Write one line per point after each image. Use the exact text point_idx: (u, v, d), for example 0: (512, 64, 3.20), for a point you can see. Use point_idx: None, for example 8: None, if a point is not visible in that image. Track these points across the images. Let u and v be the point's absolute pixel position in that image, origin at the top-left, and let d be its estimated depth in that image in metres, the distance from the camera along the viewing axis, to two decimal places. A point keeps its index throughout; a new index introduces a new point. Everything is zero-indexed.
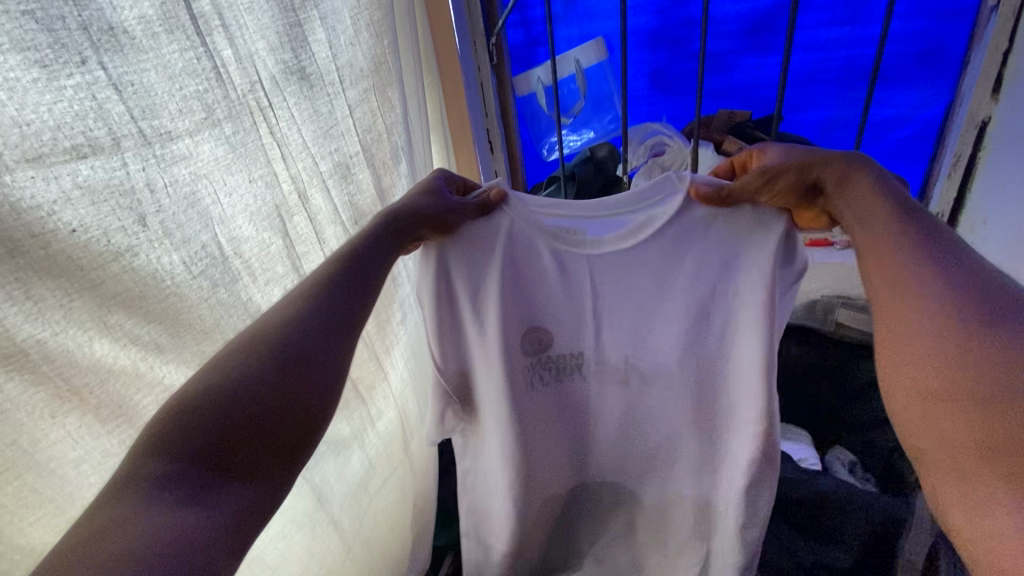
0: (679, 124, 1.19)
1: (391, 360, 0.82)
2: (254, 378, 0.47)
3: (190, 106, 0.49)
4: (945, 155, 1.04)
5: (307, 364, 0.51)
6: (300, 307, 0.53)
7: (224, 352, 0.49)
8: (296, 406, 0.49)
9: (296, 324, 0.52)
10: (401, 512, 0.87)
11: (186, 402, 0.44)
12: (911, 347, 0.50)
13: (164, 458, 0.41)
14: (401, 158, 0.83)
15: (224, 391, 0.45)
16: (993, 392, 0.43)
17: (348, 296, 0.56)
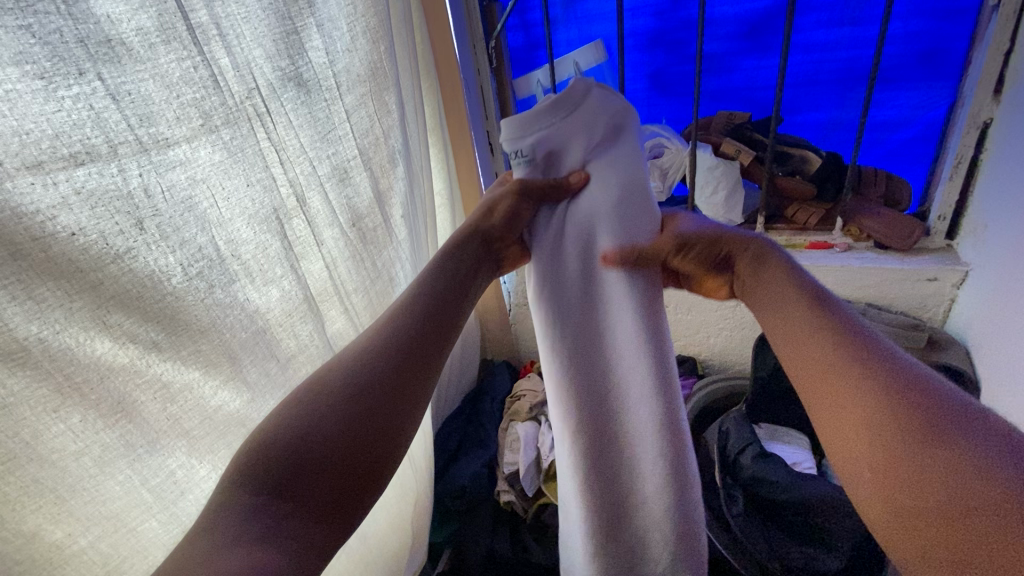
0: (678, 126, 1.20)
1: None
2: (324, 412, 0.46)
3: (187, 113, 0.51)
4: (946, 158, 1.02)
5: (381, 386, 0.50)
6: (372, 335, 0.54)
7: (302, 387, 0.49)
8: (377, 425, 0.48)
9: (367, 355, 0.52)
10: (398, 510, 0.89)
11: (267, 440, 0.44)
12: (834, 420, 0.44)
13: (247, 490, 0.41)
14: (398, 160, 0.84)
15: (304, 417, 0.46)
16: (918, 436, 0.38)
17: (423, 331, 0.56)
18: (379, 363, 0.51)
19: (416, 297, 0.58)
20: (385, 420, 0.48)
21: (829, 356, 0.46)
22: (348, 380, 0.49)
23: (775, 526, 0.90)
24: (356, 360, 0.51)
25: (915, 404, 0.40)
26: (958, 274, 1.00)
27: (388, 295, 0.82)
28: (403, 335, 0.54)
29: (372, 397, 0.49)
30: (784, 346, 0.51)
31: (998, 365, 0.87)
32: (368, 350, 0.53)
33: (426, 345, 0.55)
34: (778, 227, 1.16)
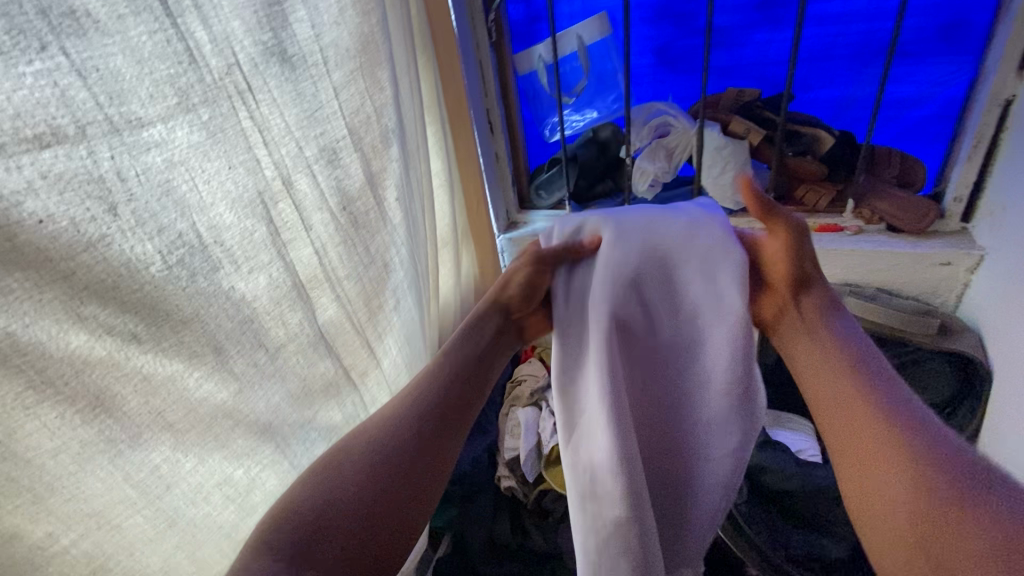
0: (685, 103, 1.16)
1: (383, 347, 0.81)
2: (345, 484, 0.54)
3: (161, 91, 0.48)
4: (964, 139, 0.96)
5: (397, 471, 0.57)
6: (394, 410, 0.61)
7: (323, 459, 0.56)
8: (393, 515, 0.55)
9: (386, 432, 0.58)
10: None
11: (290, 508, 0.52)
12: (872, 495, 0.53)
13: (268, 554, 0.48)
14: (391, 140, 0.80)
15: (322, 495, 0.53)
16: (952, 507, 0.47)
17: (437, 407, 0.61)
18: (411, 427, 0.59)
19: (436, 372, 0.64)
20: (396, 501, 0.55)
21: (867, 437, 0.55)
22: (371, 448, 0.57)
23: (777, 513, 0.89)
24: (381, 429, 0.59)
25: (949, 486, 0.48)
26: (973, 257, 0.96)
27: (383, 281, 0.79)
28: (418, 414, 0.60)
29: (393, 475, 0.56)
30: (831, 418, 0.59)
31: (1011, 352, 0.84)
32: (401, 414, 0.60)
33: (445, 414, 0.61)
34: (788, 209, 1.11)
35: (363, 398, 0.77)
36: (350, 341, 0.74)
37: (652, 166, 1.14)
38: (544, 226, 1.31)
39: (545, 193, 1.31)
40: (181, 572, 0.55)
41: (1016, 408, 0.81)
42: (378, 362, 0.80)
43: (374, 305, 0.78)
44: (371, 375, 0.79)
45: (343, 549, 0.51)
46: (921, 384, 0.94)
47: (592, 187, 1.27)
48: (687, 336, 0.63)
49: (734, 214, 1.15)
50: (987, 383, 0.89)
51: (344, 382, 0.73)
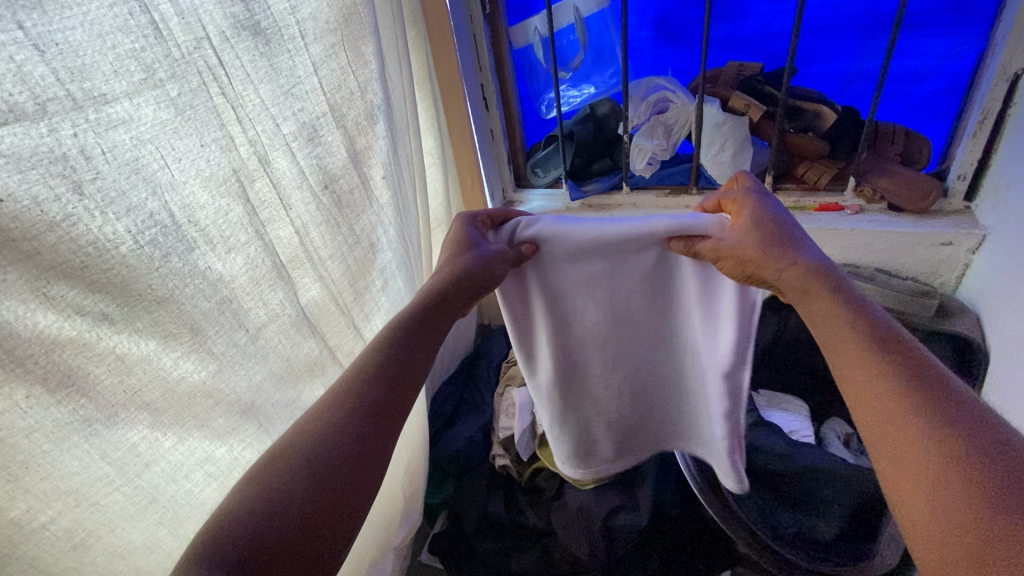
0: (684, 78, 1.13)
1: (370, 327, 0.81)
2: (288, 487, 0.45)
3: (126, 66, 0.46)
4: (971, 114, 0.92)
5: (349, 449, 0.49)
6: (334, 401, 0.53)
7: (258, 464, 0.48)
8: (353, 487, 0.48)
9: (328, 421, 0.51)
10: (388, 476, 0.90)
11: (234, 508, 0.44)
12: (903, 456, 0.43)
13: (219, 558, 0.40)
14: (377, 117, 0.78)
15: (269, 488, 0.45)
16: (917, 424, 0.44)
17: (380, 396, 0.54)
18: (359, 396, 0.53)
19: (376, 355, 0.57)
20: (353, 475, 0.48)
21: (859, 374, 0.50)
22: (315, 437, 0.49)
23: (767, 495, 0.88)
24: (319, 421, 0.51)
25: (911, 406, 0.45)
26: (974, 238, 0.93)
27: (370, 261, 0.79)
28: (365, 396, 0.53)
29: (344, 455, 0.49)
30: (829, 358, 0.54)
31: (1007, 336, 0.82)
32: (334, 407, 0.52)
33: (400, 381, 0.56)
34: (788, 187, 1.09)
35: None
36: (335, 321, 0.74)
37: (649, 143, 1.11)
38: (540, 205, 1.28)
39: (541, 172, 1.30)
40: (165, 546, 0.56)
41: (1009, 393, 0.80)
42: (365, 342, 0.79)
43: (360, 286, 0.78)
44: None
45: (305, 546, 0.43)
46: None
47: (588, 166, 1.25)
48: (659, 300, 0.70)
49: None
50: (983, 368, 0.88)
51: (330, 362, 0.73)
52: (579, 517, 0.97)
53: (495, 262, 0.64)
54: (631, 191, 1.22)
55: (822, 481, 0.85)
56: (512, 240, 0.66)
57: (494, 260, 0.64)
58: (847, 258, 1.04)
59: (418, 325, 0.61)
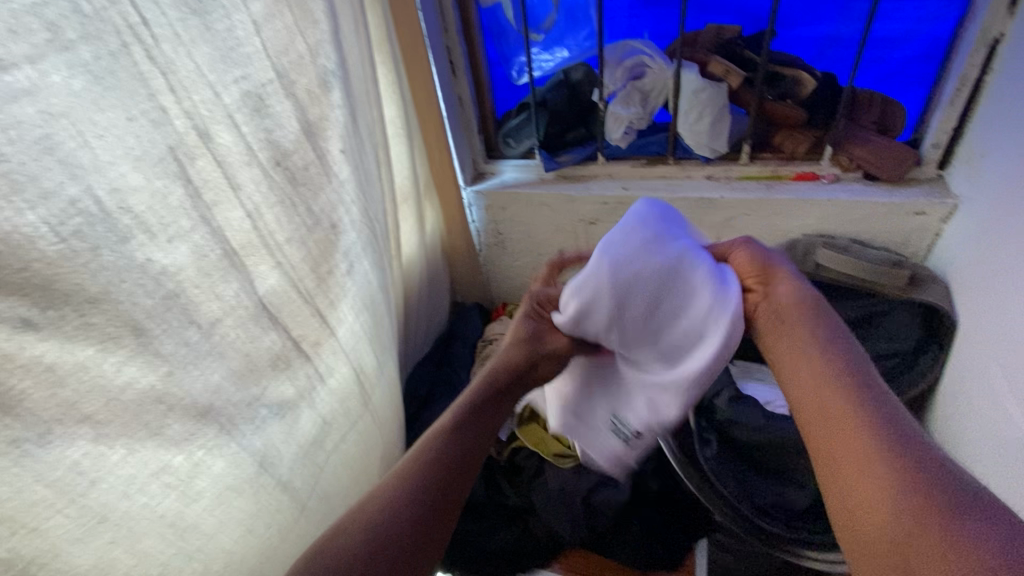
0: (661, 42, 1.07)
1: (337, 315, 0.75)
2: (351, 552, 0.47)
3: (25, 25, 0.39)
4: (948, 81, 0.91)
5: (410, 542, 0.49)
6: (395, 484, 0.54)
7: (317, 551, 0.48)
8: (413, 560, 0.48)
9: (389, 508, 0.51)
10: (363, 465, 0.86)
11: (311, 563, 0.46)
12: (835, 436, 0.46)
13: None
14: (331, 84, 0.71)
15: (338, 560, 0.46)
16: (853, 411, 0.46)
17: (446, 483, 0.55)
18: (438, 466, 0.56)
19: (444, 438, 0.59)
20: (418, 550, 0.49)
21: (810, 365, 0.52)
22: (373, 524, 0.50)
23: (740, 466, 0.88)
24: (384, 502, 0.52)
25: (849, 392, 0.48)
26: (946, 207, 0.94)
27: (332, 244, 0.73)
28: (437, 473, 0.55)
29: (400, 543, 0.49)
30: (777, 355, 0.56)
31: (976, 304, 0.84)
32: (399, 486, 0.53)
33: (468, 467, 0.58)
34: (766, 156, 1.07)
35: (317, 369, 0.73)
36: (299, 311, 0.69)
37: (625, 111, 1.07)
38: (513, 176, 1.26)
39: (514, 142, 1.23)
40: (121, 566, 0.51)
41: (975, 360, 0.82)
42: (333, 330, 0.74)
43: (322, 271, 0.72)
44: (325, 345, 0.73)
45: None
46: (888, 332, 0.95)
47: (563, 135, 1.19)
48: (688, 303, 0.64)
49: (710, 162, 1.10)
50: (952, 334, 0.90)
51: (295, 354, 0.68)
52: (560, 495, 0.96)
53: (557, 340, 0.71)
54: (607, 162, 1.19)
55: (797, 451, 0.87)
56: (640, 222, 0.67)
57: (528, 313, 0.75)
58: (824, 228, 1.03)
59: (484, 403, 0.64)
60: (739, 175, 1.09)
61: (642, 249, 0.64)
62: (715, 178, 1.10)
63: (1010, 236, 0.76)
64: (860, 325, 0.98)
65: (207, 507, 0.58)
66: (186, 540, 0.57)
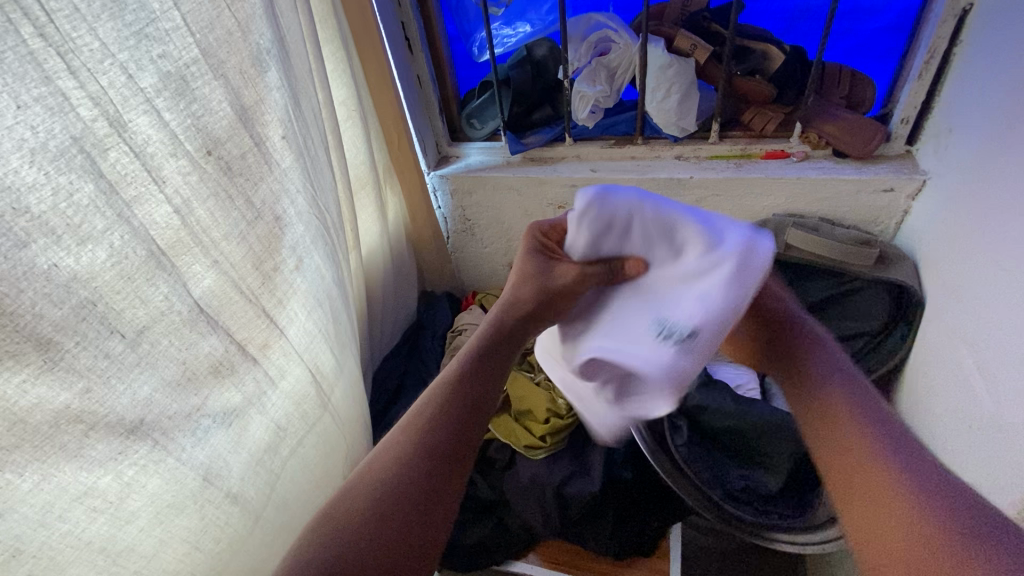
0: (626, 16, 1.03)
1: (287, 313, 0.70)
2: (389, 484, 0.49)
3: None
4: (918, 53, 0.88)
5: (445, 475, 0.51)
6: (429, 415, 0.55)
7: (360, 489, 0.49)
8: (450, 496, 0.50)
9: (427, 437, 0.53)
10: (324, 467, 0.83)
11: (350, 507, 0.48)
12: None
13: (334, 536, 0.46)
14: (267, 63, 0.65)
15: (377, 496, 0.48)
16: None
17: (478, 409, 0.56)
18: (472, 397, 0.57)
19: (472, 363, 0.59)
20: (454, 479, 0.51)
21: None
22: (406, 459, 0.51)
23: (713, 451, 0.87)
24: (415, 433, 0.53)
25: None
26: (915, 183, 0.92)
27: (277, 238, 0.68)
28: (469, 402, 0.56)
29: (437, 476, 0.50)
30: None
31: (944, 283, 0.83)
32: (434, 417, 0.54)
33: (478, 408, 0.56)
34: (735, 134, 1.05)
35: (267, 372, 0.68)
36: (243, 312, 0.64)
37: (591, 89, 1.03)
38: (478, 160, 1.21)
39: (477, 123, 1.19)
40: None
41: (944, 338, 0.81)
42: (282, 331, 0.70)
43: (267, 268, 0.67)
44: (275, 347, 0.69)
45: (410, 531, 0.47)
46: (856, 311, 0.95)
47: (529, 115, 1.15)
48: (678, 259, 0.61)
49: (679, 142, 1.07)
50: (919, 309, 0.89)
51: (239, 358, 0.64)
52: (532, 488, 0.94)
53: (564, 265, 0.66)
54: (574, 142, 1.15)
55: (768, 435, 0.84)
56: (598, 219, 0.62)
57: (537, 237, 0.71)
58: (794, 207, 1.02)
59: (512, 330, 0.65)
60: (709, 154, 1.06)
61: (608, 221, 0.62)
62: (685, 157, 1.07)
63: (981, 214, 0.75)
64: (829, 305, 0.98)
65: (142, 528, 0.55)
66: (120, 563, 0.53)
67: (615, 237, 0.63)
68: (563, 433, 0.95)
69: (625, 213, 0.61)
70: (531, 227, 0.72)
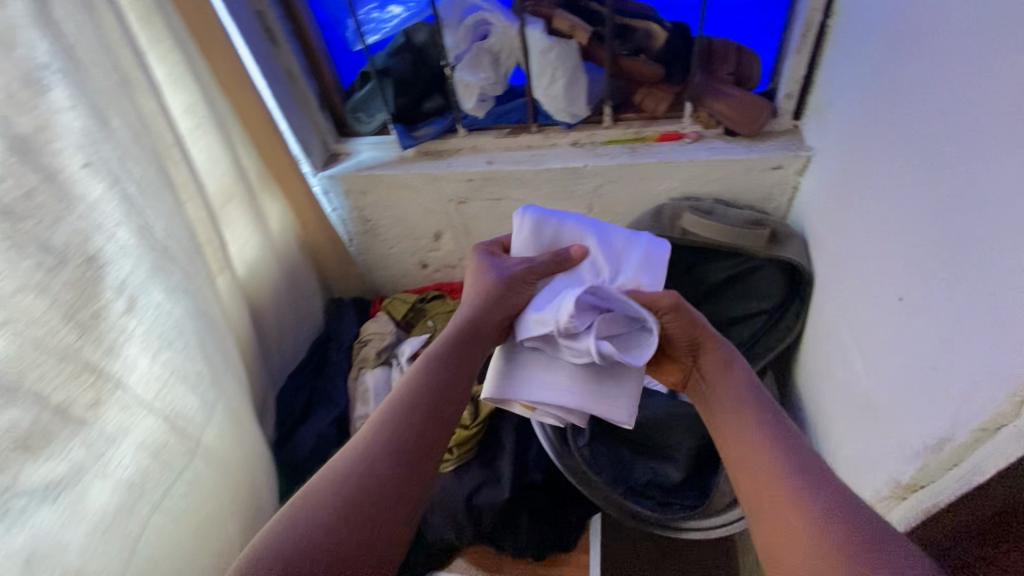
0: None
1: (120, 361, 0.63)
2: (355, 480, 0.50)
3: None
4: (795, 25, 0.86)
5: (407, 475, 0.53)
6: (392, 414, 0.57)
7: (321, 488, 0.50)
8: (408, 495, 0.52)
9: (391, 436, 0.55)
10: (207, 514, 0.76)
11: (312, 502, 0.48)
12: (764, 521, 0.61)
13: (294, 530, 0.46)
14: (47, 79, 0.55)
15: (341, 493, 0.49)
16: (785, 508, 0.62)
17: (440, 410, 0.59)
18: (435, 401, 0.60)
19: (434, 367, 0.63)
20: (415, 480, 0.53)
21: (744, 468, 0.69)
22: (370, 457, 0.52)
23: (617, 448, 0.85)
24: (382, 432, 0.55)
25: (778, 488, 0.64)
26: (801, 159, 0.92)
27: (93, 280, 0.60)
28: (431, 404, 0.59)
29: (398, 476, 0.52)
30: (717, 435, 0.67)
31: (830, 262, 0.83)
32: (397, 418, 0.57)
33: (434, 426, 0.58)
34: (629, 117, 1.00)
35: (102, 430, 0.61)
36: (56, 370, 0.56)
37: (474, 78, 0.96)
38: (369, 155, 1.12)
39: (365, 116, 1.10)
40: None
41: (831, 317, 0.82)
42: (117, 382, 0.62)
43: (85, 315, 0.59)
44: (109, 401, 0.62)
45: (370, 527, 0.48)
46: (753, 293, 0.96)
47: (417, 104, 1.06)
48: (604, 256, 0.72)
49: (573, 127, 1.03)
50: (810, 288, 0.89)
51: (59, 423, 0.56)
52: (441, 503, 0.90)
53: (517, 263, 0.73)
54: (468, 133, 1.08)
55: (671, 428, 0.83)
56: (537, 227, 0.74)
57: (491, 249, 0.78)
58: (689, 189, 0.99)
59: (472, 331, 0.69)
60: (604, 139, 1.02)
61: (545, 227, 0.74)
62: (580, 143, 1.03)
63: (860, 194, 0.74)
64: (728, 287, 0.98)
65: None
66: None
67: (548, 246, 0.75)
68: (471, 443, 0.91)
69: (557, 222, 0.75)
70: (481, 243, 0.79)
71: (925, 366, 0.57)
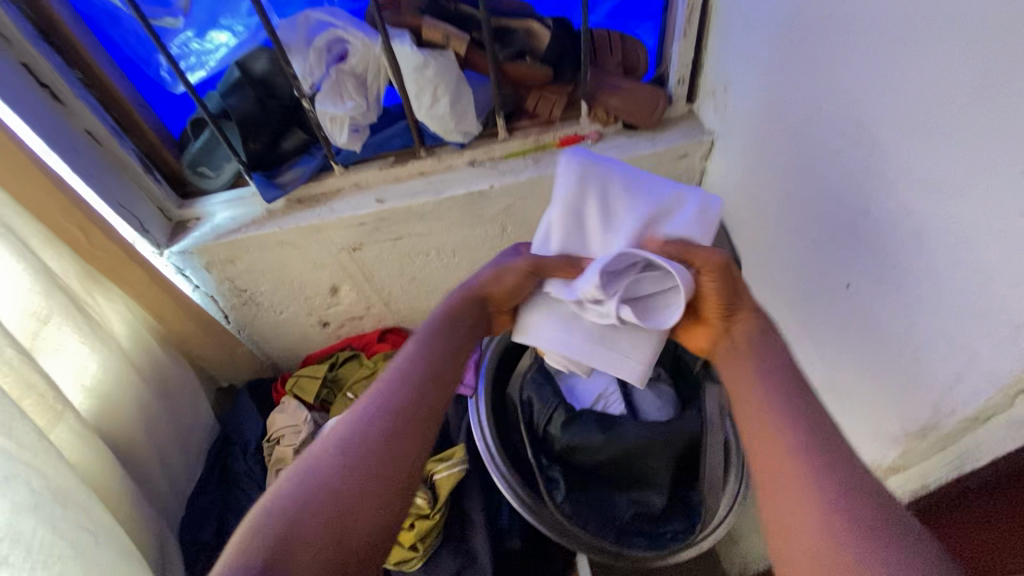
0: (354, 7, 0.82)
1: None
2: (335, 469, 0.51)
3: None
4: (677, 7, 0.82)
5: (386, 465, 0.53)
6: (379, 400, 0.57)
7: (301, 477, 0.50)
8: (384, 489, 0.51)
9: (374, 425, 0.55)
10: None
11: (291, 492, 0.49)
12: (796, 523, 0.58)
13: (270, 524, 0.46)
14: None
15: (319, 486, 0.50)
16: None
17: (427, 403, 0.58)
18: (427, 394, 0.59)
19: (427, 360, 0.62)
20: (394, 474, 0.53)
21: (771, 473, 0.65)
22: (351, 443, 0.53)
23: (595, 490, 0.80)
24: (368, 419, 0.55)
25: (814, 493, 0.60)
26: (704, 144, 0.89)
27: None
28: (420, 396, 0.58)
29: (377, 466, 0.52)
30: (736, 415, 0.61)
31: (755, 246, 0.82)
32: (382, 404, 0.57)
33: (422, 425, 0.57)
34: (523, 124, 0.92)
35: None
36: None
37: (339, 109, 0.81)
38: (228, 216, 0.90)
39: (209, 169, 0.90)
40: None
41: (769, 301, 0.81)
42: None
43: None
44: None
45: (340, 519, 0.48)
46: None
47: (275, 146, 0.88)
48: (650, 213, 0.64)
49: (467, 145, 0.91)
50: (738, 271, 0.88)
51: None
52: None
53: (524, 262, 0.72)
54: (345, 171, 0.91)
55: (644, 456, 0.78)
56: (581, 178, 0.64)
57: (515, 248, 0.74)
58: None
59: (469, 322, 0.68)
60: (503, 152, 0.92)
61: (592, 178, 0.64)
62: (478, 161, 0.92)
63: (776, 178, 0.73)
64: None
65: None
66: None
67: (586, 204, 0.65)
68: (435, 530, 0.79)
69: (603, 170, 0.64)
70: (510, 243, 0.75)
71: (893, 352, 0.57)
